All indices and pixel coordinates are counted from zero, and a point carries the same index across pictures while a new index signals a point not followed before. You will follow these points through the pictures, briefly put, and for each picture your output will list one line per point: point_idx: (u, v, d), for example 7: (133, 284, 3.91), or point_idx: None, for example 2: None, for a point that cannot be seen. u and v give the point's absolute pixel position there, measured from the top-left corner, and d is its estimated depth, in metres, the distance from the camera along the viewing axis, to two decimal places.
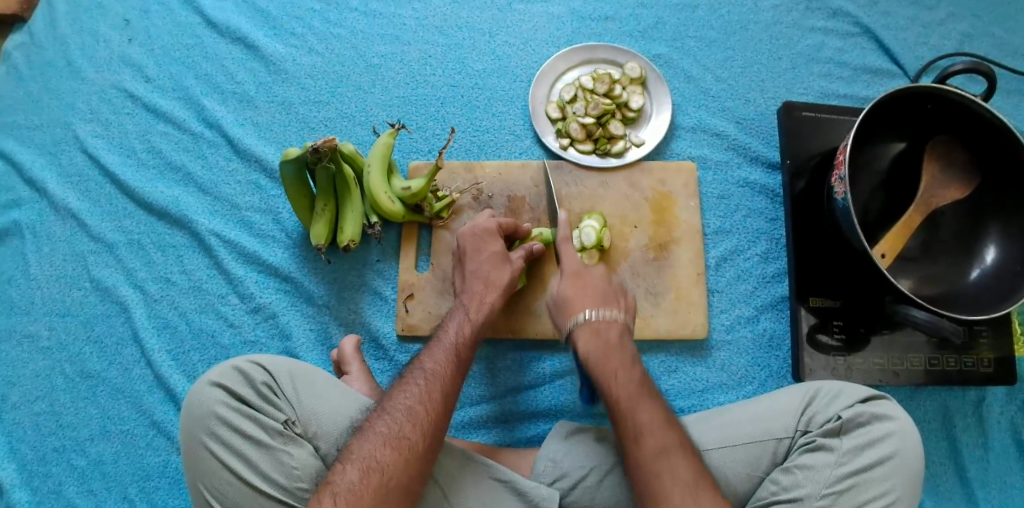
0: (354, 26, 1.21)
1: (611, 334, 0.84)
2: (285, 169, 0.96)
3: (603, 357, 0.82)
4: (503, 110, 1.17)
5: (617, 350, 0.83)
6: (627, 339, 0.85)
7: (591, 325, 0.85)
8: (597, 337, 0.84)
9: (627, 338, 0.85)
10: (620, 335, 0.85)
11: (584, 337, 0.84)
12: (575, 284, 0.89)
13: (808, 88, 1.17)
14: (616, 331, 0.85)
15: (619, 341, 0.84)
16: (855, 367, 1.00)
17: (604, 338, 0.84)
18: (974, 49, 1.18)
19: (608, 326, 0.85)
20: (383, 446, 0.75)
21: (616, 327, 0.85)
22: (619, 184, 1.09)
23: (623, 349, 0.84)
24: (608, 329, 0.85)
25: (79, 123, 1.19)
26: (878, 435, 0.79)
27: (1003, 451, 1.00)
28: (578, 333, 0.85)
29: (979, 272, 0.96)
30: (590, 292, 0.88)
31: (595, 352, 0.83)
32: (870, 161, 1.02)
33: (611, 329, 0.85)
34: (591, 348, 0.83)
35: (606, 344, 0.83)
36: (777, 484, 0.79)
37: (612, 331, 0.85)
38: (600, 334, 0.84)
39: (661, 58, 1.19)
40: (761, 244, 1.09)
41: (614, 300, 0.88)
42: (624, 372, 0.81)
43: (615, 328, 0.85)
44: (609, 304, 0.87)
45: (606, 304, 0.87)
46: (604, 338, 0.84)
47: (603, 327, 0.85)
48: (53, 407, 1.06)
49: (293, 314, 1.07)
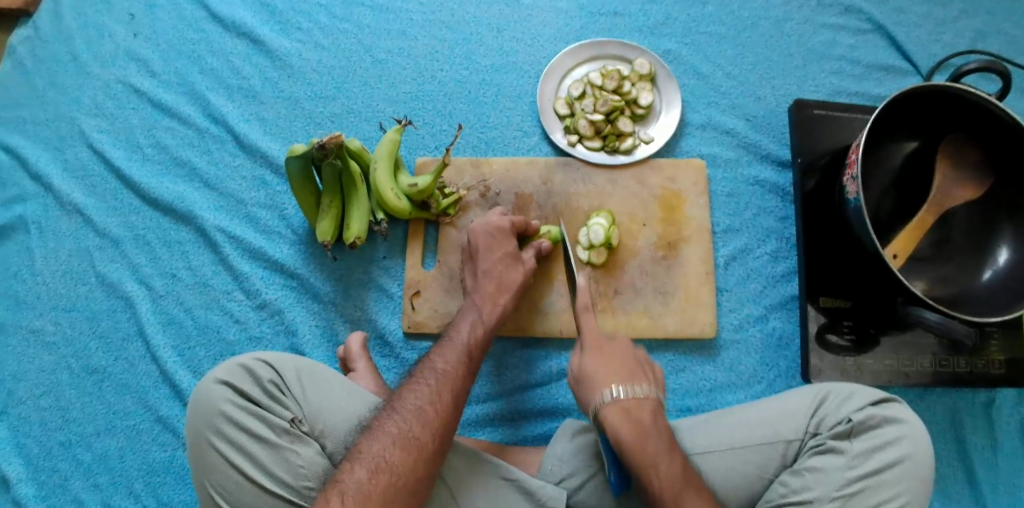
0: (361, 20, 1.20)
1: (644, 414, 0.79)
2: (291, 165, 0.96)
3: (638, 441, 0.77)
4: (510, 106, 1.16)
5: (652, 434, 0.78)
6: (660, 416, 0.80)
7: (622, 406, 0.79)
8: (631, 420, 0.78)
9: (660, 417, 0.80)
10: (654, 415, 0.80)
11: (616, 420, 0.78)
12: (597, 357, 0.85)
13: (819, 85, 1.16)
14: (650, 409, 0.80)
15: (652, 422, 0.79)
16: (865, 368, 0.99)
17: (637, 420, 0.78)
18: (988, 46, 1.16)
19: (640, 406, 0.80)
20: (392, 446, 0.74)
21: (648, 408, 0.80)
22: (628, 182, 1.08)
23: (657, 429, 0.79)
24: (640, 410, 0.79)
25: (84, 118, 1.18)
26: (889, 438, 0.78)
27: (1013, 454, 1.00)
28: (608, 415, 0.79)
29: (992, 273, 0.95)
30: (615, 365, 0.84)
31: (630, 437, 0.77)
32: (884, 159, 1.01)
33: (643, 409, 0.79)
34: (626, 431, 0.77)
35: (640, 425, 0.78)
36: (786, 487, 0.79)
37: (645, 411, 0.79)
38: (633, 415, 0.79)
39: (670, 54, 1.17)
40: (771, 243, 1.08)
41: (639, 374, 0.83)
42: (665, 460, 0.76)
43: (648, 406, 0.80)
44: (637, 377, 0.83)
45: (633, 378, 0.82)
46: (638, 420, 0.79)
47: (634, 408, 0.79)
48: (59, 402, 1.05)
49: (298, 311, 1.07)
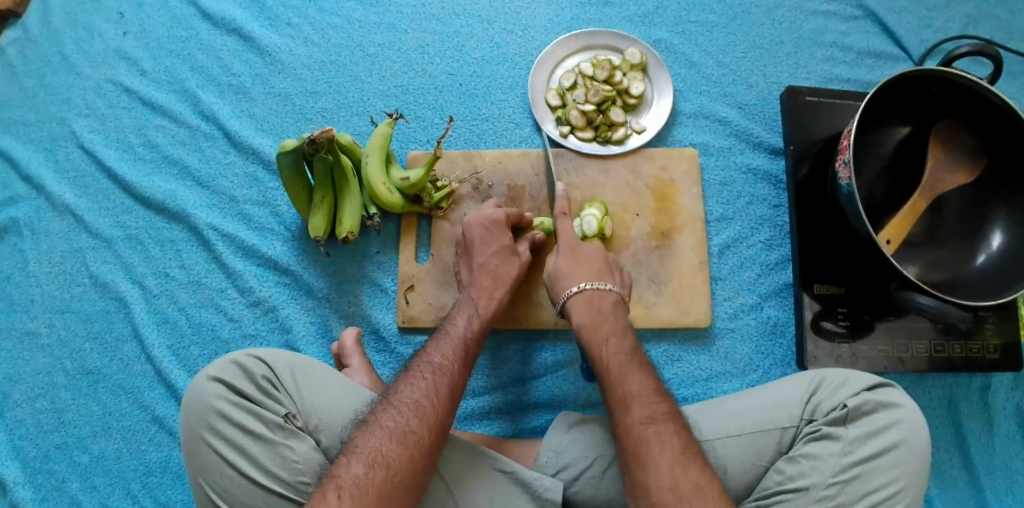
0: (351, 15, 1.20)
1: (619, 340, 0.85)
2: (282, 161, 0.95)
3: (596, 329, 0.86)
4: (502, 98, 1.15)
5: (609, 318, 0.88)
6: (620, 310, 0.90)
7: (598, 330, 0.86)
8: (593, 309, 0.88)
9: (620, 310, 0.90)
10: (614, 306, 0.89)
11: (580, 308, 0.89)
12: (581, 291, 0.91)
13: (811, 73, 1.16)
14: (626, 338, 0.85)
15: (611, 310, 0.89)
16: (859, 354, 0.99)
17: (597, 309, 0.88)
18: (980, 31, 1.16)
19: (602, 297, 0.89)
20: (388, 440, 0.74)
21: (625, 335, 0.85)
22: (620, 172, 1.08)
23: (615, 318, 0.88)
24: (601, 301, 0.89)
25: (74, 119, 1.18)
26: (884, 423, 0.78)
27: (1008, 438, 1.00)
28: (573, 305, 0.90)
29: (985, 257, 0.95)
30: (587, 268, 0.92)
31: (587, 322, 0.87)
32: (876, 144, 1.00)
33: (603, 299, 0.89)
34: (587, 319, 0.88)
35: (598, 313, 0.88)
36: (782, 474, 0.79)
37: (622, 339, 0.85)
38: (594, 305, 0.89)
39: (661, 43, 1.17)
40: (765, 231, 1.08)
41: (608, 273, 0.93)
42: (633, 373, 0.80)
43: (625, 335, 0.86)
44: (604, 278, 0.92)
45: (600, 277, 0.92)
46: (598, 307, 0.89)
47: (596, 298, 0.89)
48: (55, 404, 1.05)
49: (293, 307, 1.07)
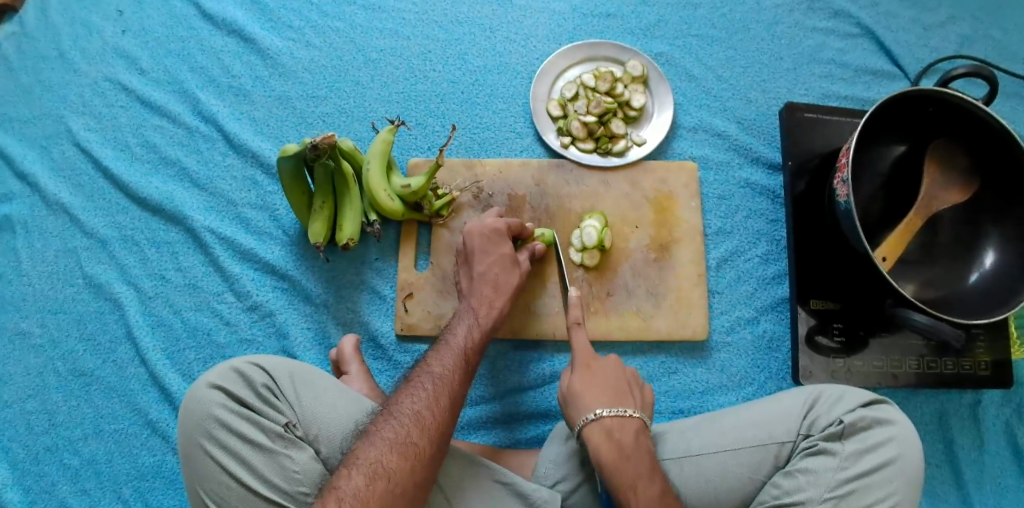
0: (353, 19, 1.20)
1: (626, 436, 0.80)
2: (282, 165, 0.94)
3: (617, 459, 0.78)
4: (503, 108, 1.15)
5: (634, 456, 0.78)
6: (643, 438, 0.81)
7: (603, 426, 0.80)
8: (612, 440, 0.79)
9: (643, 439, 0.81)
10: (636, 436, 0.81)
11: (597, 438, 0.80)
12: (585, 378, 0.86)
13: (810, 89, 1.17)
14: (632, 430, 0.81)
15: (633, 442, 0.80)
16: (854, 368, 1.00)
17: (619, 443, 0.79)
18: (974, 51, 1.18)
19: (622, 424, 0.81)
20: (389, 451, 0.74)
21: (631, 428, 0.81)
22: (620, 184, 1.09)
23: (638, 449, 0.79)
24: (622, 432, 0.80)
25: (71, 116, 1.17)
26: (879, 440, 0.79)
27: (997, 454, 1.01)
28: (590, 433, 0.80)
29: (978, 276, 0.97)
30: (604, 388, 0.84)
31: (610, 457, 0.78)
32: (873, 163, 1.02)
33: (624, 429, 0.80)
34: (606, 449, 0.79)
35: (620, 446, 0.79)
36: (779, 488, 0.80)
37: (626, 433, 0.80)
38: (614, 434, 0.80)
39: (662, 56, 1.18)
40: (762, 245, 1.09)
41: (626, 395, 0.85)
42: (643, 483, 0.76)
43: (631, 426, 0.81)
44: (623, 400, 0.84)
45: (619, 399, 0.84)
46: (619, 441, 0.79)
47: (617, 429, 0.80)
48: (46, 406, 1.04)
49: (290, 313, 1.06)
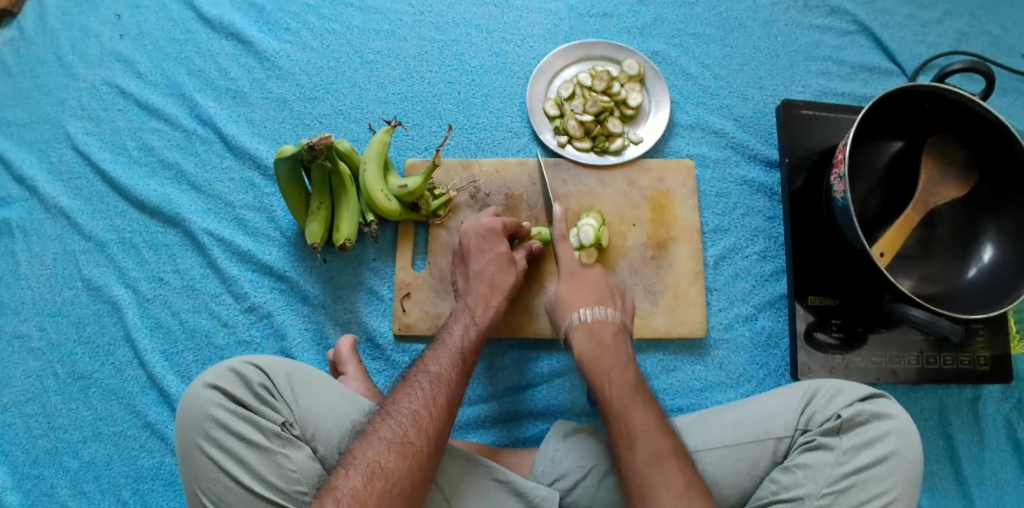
0: (350, 21, 1.20)
1: (606, 334, 0.86)
2: (279, 166, 0.94)
3: (596, 356, 0.84)
4: (500, 108, 1.16)
5: (611, 351, 0.84)
6: (622, 338, 0.87)
7: (586, 325, 0.87)
8: (592, 337, 0.86)
9: (622, 339, 0.87)
10: (615, 336, 0.86)
11: (580, 338, 0.86)
12: (572, 285, 0.91)
13: (806, 86, 1.17)
14: (612, 331, 0.86)
15: (613, 341, 0.86)
16: (853, 365, 1.00)
17: (598, 338, 0.86)
18: (971, 47, 1.18)
19: (603, 325, 0.87)
20: (387, 451, 0.74)
21: (611, 328, 0.87)
22: (617, 182, 1.09)
23: (617, 349, 0.85)
24: (602, 328, 0.86)
25: (69, 120, 1.17)
26: (876, 434, 0.79)
27: (998, 450, 1.01)
28: (574, 334, 0.87)
29: (977, 270, 0.97)
30: (588, 290, 0.90)
31: (589, 353, 0.85)
32: (870, 158, 1.02)
33: (605, 328, 0.86)
34: (587, 346, 0.85)
35: (599, 344, 0.85)
36: (777, 484, 0.79)
37: (606, 332, 0.86)
38: (595, 332, 0.86)
39: (658, 55, 1.18)
40: (759, 242, 1.09)
41: (609, 299, 0.90)
42: (617, 373, 0.82)
43: (611, 328, 0.87)
44: (605, 303, 0.89)
45: (601, 302, 0.89)
46: (599, 338, 0.86)
47: (596, 326, 0.86)
48: (45, 409, 1.04)
49: (288, 314, 1.06)
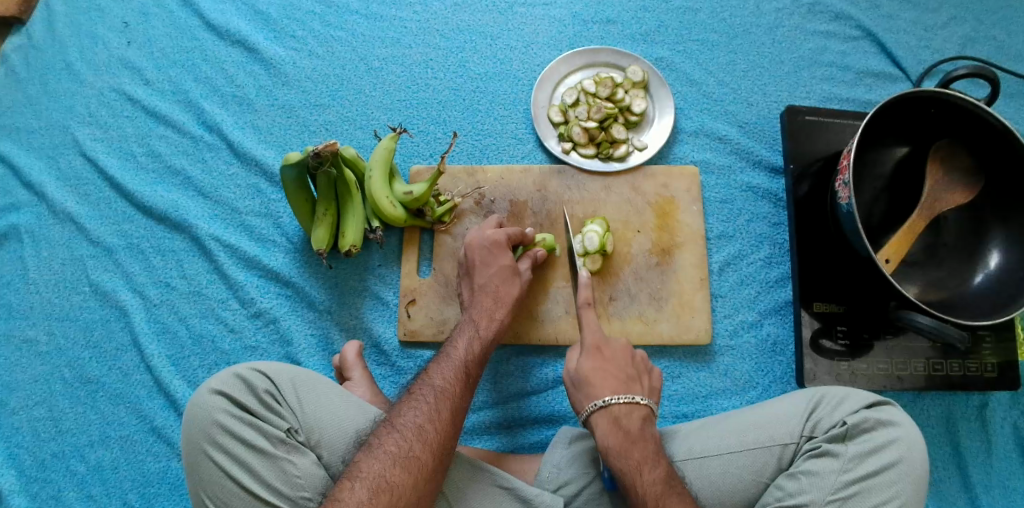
0: (355, 29, 1.21)
1: (632, 423, 0.83)
2: (286, 173, 0.95)
3: (623, 445, 0.80)
4: (505, 114, 1.16)
5: (640, 442, 0.81)
6: (649, 426, 0.84)
7: (611, 412, 0.83)
8: (618, 427, 0.82)
9: (649, 426, 0.84)
10: (642, 423, 0.83)
11: (605, 428, 0.82)
12: (595, 360, 0.88)
13: (811, 92, 1.17)
14: (639, 418, 0.83)
15: (640, 430, 0.82)
16: (858, 372, 1.00)
17: (625, 429, 0.82)
18: (977, 51, 1.17)
19: (630, 414, 0.83)
20: (392, 465, 0.74)
21: (638, 414, 0.83)
22: (622, 189, 1.09)
23: (644, 438, 0.82)
24: (629, 418, 0.83)
25: (77, 126, 1.18)
26: (883, 441, 0.78)
27: (1006, 457, 1.00)
28: (598, 422, 0.83)
29: (983, 276, 0.96)
30: (612, 372, 0.87)
31: (616, 444, 0.80)
32: (875, 164, 1.01)
33: (632, 417, 0.83)
34: (613, 437, 0.81)
35: (626, 433, 0.81)
36: (782, 490, 0.79)
37: (633, 419, 0.83)
38: (621, 424, 0.82)
39: (663, 61, 1.18)
40: (764, 248, 1.09)
41: (634, 383, 0.87)
42: (648, 468, 0.79)
43: (638, 414, 0.83)
44: (631, 387, 0.86)
45: (627, 387, 0.86)
46: (626, 428, 0.82)
47: (623, 417, 0.83)
48: (52, 413, 1.05)
49: (294, 320, 1.07)
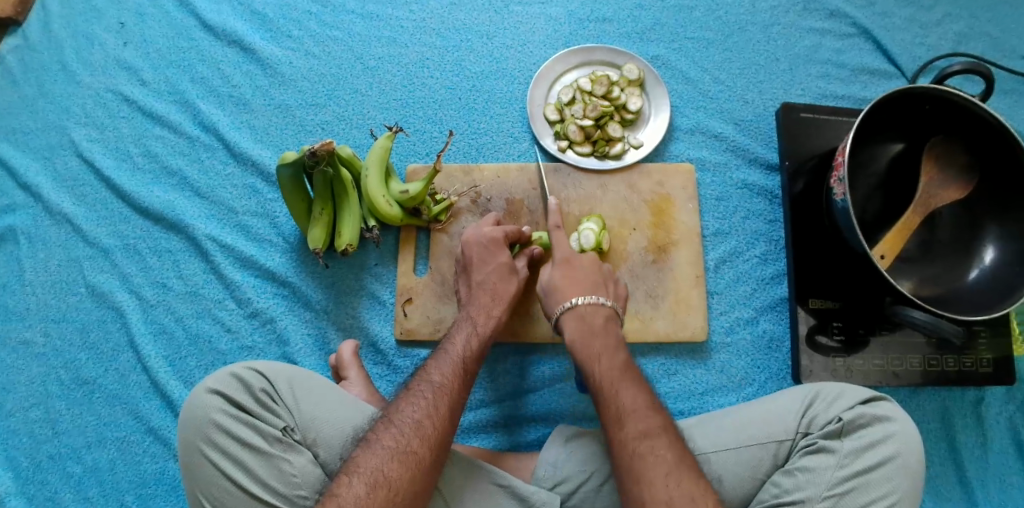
0: (351, 28, 1.21)
1: (597, 320, 0.87)
2: (282, 172, 0.95)
3: (585, 340, 0.86)
4: (500, 113, 1.16)
5: (602, 336, 0.86)
6: (613, 325, 0.88)
7: (577, 312, 0.88)
8: (583, 322, 0.87)
9: (613, 324, 0.88)
10: (606, 321, 0.88)
11: (570, 324, 0.88)
12: (565, 273, 0.92)
13: (806, 89, 1.17)
14: (603, 316, 0.88)
15: (603, 325, 0.87)
16: (854, 368, 1.00)
17: (588, 324, 0.87)
18: (972, 49, 1.18)
19: (594, 312, 0.88)
20: (389, 460, 0.74)
21: (602, 313, 0.88)
22: (618, 187, 1.09)
23: (606, 332, 0.87)
24: (593, 316, 0.88)
25: (73, 127, 1.18)
26: (879, 437, 0.79)
27: (1002, 452, 1.01)
28: (564, 320, 0.89)
29: (978, 272, 0.97)
30: (580, 280, 0.91)
31: (578, 337, 0.86)
32: (870, 161, 1.02)
33: (596, 314, 0.88)
34: (577, 333, 0.87)
35: (589, 329, 0.87)
36: (779, 487, 0.79)
37: (597, 317, 0.88)
38: (585, 320, 0.87)
39: (658, 59, 1.19)
40: (760, 246, 1.09)
41: (602, 287, 0.92)
42: (608, 355, 0.84)
43: (602, 313, 0.88)
44: (597, 290, 0.91)
45: (594, 290, 0.91)
46: (590, 324, 0.87)
47: (588, 314, 0.88)
48: (49, 414, 1.05)
49: (290, 319, 1.07)
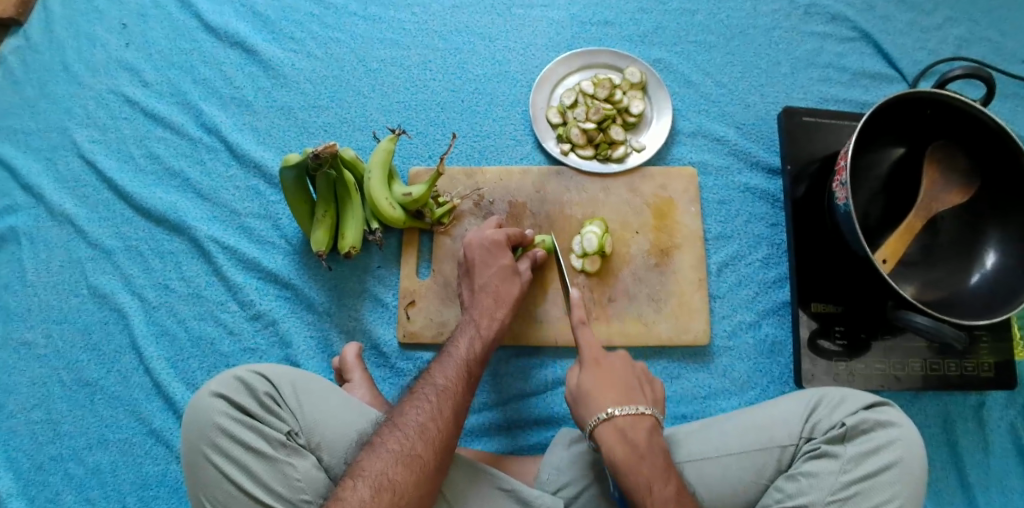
0: (354, 30, 1.21)
1: (639, 435, 0.79)
2: (286, 175, 0.95)
3: (632, 462, 0.77)
4: (503, 116, 1.16)
5: (648, 455, 0.78)
6: (655, 437, 0.80)
7: (615, 424, 0.80)
8: (625, 439, 0.79)
9: (655, 437, 0.81)
10: (649, 436, 0.80)
11: (611, 440, 0.79)
12: (597, 377, 0.85)
13: (808, 93, 1.17)
14: (647, 430, 0.80)
15: (646, 441, 0.79)
16: (856, 371, 1.00)
17: (632, 443, 0.79)
18: (972, 53, 1.18)
19: (636, 427, 0.80)
20: (394, 463, 0.74)
21: (644, 426, 0.80)
22: (621, 190, 1.09)
23: (651, 448, 0.79)
24: (635, 430, 0.80)
25: (75, 128, 1.18)
26: (882, 442, 0.79)
27: (1003, 456, 1.01)
28: (603, 434, 0.80)
29: (980, 276, 0.97)
30: (614, 382, 0.84)
31: (623, 457, 0.78)
32: (871, 165, 1.02)
33: (638, 429, 0.80)
34: (619, 451, 0.78)
35: (634, 448, 0.78)
36: (782, 492, 0.80)
37: (639, 432, 0.79)
38: (627, 436, 0.79)
39: (660, 63, 1.19)
40: (762, 249, 1.09)
41: (637, 391, 0.84)
42: (660, 485, 0.76)
43: (645, 425, 0.80)
44: (633, 398, 0.83)
45: (628, 398, 0.83)
46: (633, 441, 0.79)
47: (628, 428, 0.80)
48: (51, 416, 1.05)
49: (293, 321, 1.07)
